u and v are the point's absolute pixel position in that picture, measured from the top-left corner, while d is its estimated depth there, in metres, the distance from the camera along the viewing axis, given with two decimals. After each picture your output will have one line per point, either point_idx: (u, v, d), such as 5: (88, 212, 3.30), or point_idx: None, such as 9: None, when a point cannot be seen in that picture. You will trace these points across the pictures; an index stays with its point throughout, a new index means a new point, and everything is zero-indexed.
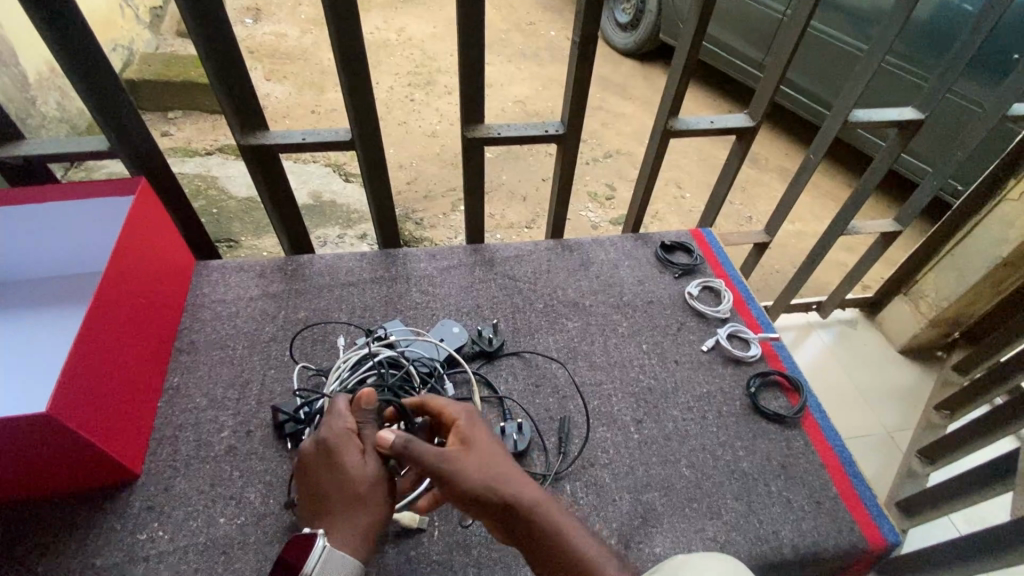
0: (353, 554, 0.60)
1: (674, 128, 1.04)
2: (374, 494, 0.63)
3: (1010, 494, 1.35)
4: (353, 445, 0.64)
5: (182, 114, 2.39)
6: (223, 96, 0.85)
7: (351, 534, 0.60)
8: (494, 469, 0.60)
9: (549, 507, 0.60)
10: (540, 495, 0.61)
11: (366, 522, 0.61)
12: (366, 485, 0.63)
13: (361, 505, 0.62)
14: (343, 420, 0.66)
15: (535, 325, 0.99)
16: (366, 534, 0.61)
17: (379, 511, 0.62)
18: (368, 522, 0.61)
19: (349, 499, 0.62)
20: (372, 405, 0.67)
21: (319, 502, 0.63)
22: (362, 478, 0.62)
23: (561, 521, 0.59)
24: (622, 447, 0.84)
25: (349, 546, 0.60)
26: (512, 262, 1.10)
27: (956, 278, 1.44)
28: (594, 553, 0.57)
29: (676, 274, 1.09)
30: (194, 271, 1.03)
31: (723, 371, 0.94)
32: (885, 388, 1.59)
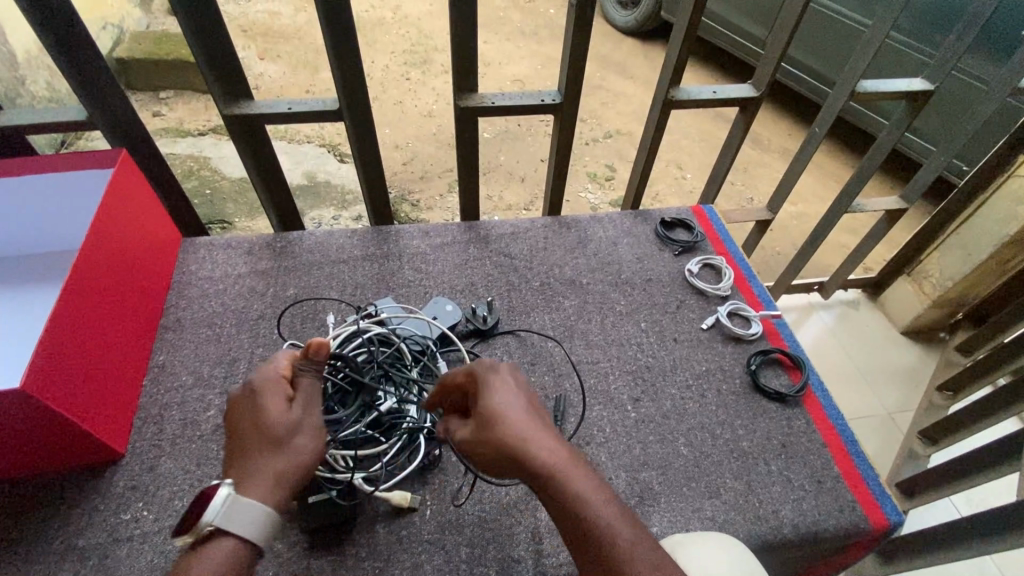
0: (266, 503, 0.54)
1: (675, 99, 1.00)
2: (298, 439, 0.58)
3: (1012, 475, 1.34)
4: (280, 390, 0.61)
5: (174, 94, 2.34)
6: (203, 63, 0.81)
7: (267, 483, 0.55)
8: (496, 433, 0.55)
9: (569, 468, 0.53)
10: (553, 455, 0.53)
11: (285, 469, 0.57)
12: (290, 430, 0.58)
13: (283, 450, 0.57)
14: (276, 365, 0.63)
15: (531, 303, 0.97)
16: (284, 481, 0.56)
17: (301, 458, 0.58)
18: (284, 468, 0.56)
19: (269, 442, 0.57)
20: (320, 353, 0.64)
21: (235, 448, 0.58)
22: (286, 422, 0.58)
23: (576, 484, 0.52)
24: (619, 426, 0.82)
25: (262, 494, 0.54)
26: (507, 239, 1.07)
27: (962, 257, 1.41)
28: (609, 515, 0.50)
29: (676, 251, 1.06)
30: (180, 249, 1.01)
31: (723, 349, 0.92)
32: (887, 368, 1.57)
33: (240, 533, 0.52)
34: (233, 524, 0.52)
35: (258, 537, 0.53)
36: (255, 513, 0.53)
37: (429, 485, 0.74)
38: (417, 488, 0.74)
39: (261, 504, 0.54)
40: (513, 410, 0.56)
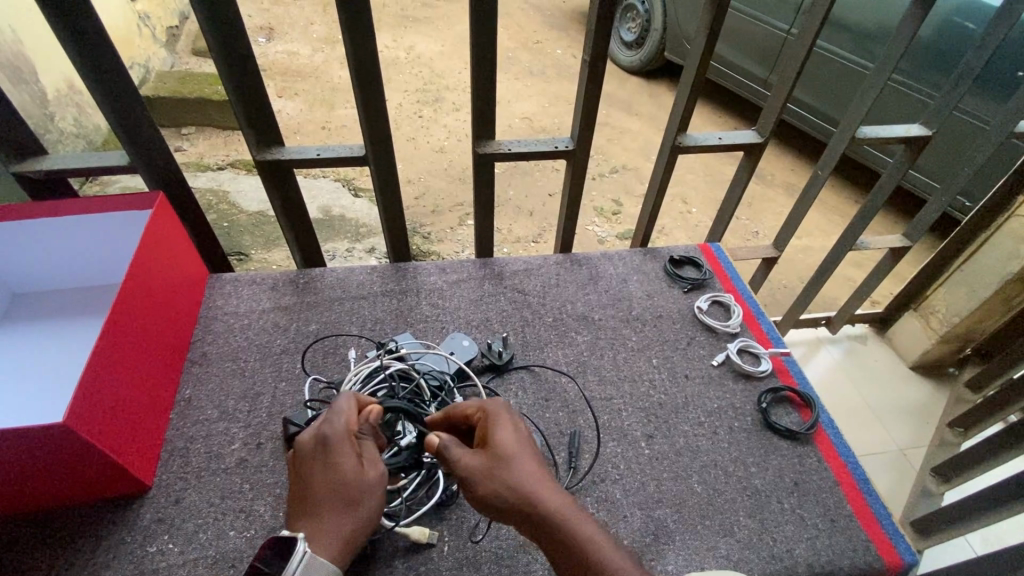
0: (332, 561, 0.60)
1: (681, 144, 1.05)
2: (364, 502, 0.63)
3: None
4: (350, 451, 0.64)
5: (195, 130, 2.44)
6: (240, 114, 0.87)
7: (337, 539, 0.61)
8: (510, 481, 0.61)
9: (561, 510, 0.60)
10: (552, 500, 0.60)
11: (350, 526, 0.61)
12: (358, 493, 0.63)
13: (349, 511, 0.62)
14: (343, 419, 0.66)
15: (545, 339, 0.99)
16: (350, 538, 0.61)
17: (368, 518, 0.63)
18: (351, 529, 0.61)
19: (329, 504, 0.62)
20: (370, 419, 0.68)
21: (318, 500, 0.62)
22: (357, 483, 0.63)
23: (575, 524, 0.59)
24: (633, 462, 0.83)
25: (329, 551, 0.60)
26: (521, 276, 1.11)
27: (966, 293, 1.43)
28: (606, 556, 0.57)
29: (685, 288, 1.09)
30: (207, 285, 1.05)
31: (733, 387, 0.94)
32: (897, 404, 1.57)
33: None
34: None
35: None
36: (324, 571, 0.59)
37: (446, 521, 0.76)
38: (435, 524, 0.75)
39: (328, 560, 0.60)
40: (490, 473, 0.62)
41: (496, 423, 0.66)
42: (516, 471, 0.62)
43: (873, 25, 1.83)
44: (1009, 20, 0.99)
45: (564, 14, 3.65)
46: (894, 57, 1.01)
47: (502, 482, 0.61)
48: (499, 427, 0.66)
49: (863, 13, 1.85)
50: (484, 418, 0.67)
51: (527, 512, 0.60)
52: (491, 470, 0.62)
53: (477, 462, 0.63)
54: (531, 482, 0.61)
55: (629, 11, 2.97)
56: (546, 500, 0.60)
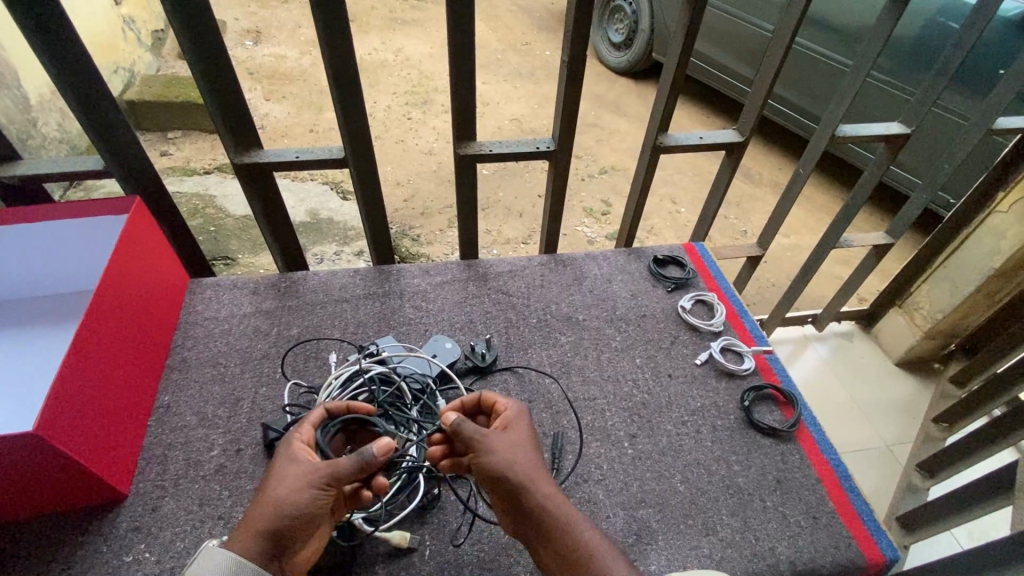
0: (234, 552, 0.54)
1: (663, 144, 1.04)
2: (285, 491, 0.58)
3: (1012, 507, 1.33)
4: (297, 451, 0.63)
5: (182, 134, 2.42)
6: (217, 118, 0.86)
7: (251, 530, 0.56)
8: (517, 469, 0.62)
9: (562, 501, 0.61)
10: (552, 492, 0.61)
11: (264, 515, 0.57)
12: (282, 484, 0.59)
13: (268, 500, 0.58)
14: (298, 430, 0.67)
15: (528, 340, 0.99)
16: (259, 532, 0.56)
17: (286, 510, 0.57)
18: (264, 519, 0.57)
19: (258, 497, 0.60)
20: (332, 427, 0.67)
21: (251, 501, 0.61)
22: (282, 476, 0.60)
23: (573, 516, 0.60)
24: (616, 462, 0.83)
25: (238, 542, 0.55)
26: (505, 277, 1.11)
27: (951, 290, 1.44)
28: (599, 549, 0.57)
29: (669, 288, 1.10)
30: (187, 290, 1.04)
31: (716, 385, 0.94)
32: (884, 401, 1.57)
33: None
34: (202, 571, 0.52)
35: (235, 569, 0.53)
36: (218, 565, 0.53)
37: (427, 525, 0.75)
38: (416, 528, 0.75)
39: (228, 551, 0.54)
40: (499, 457, 0.62)
41: (518, 417, 0.68)
42: (528, 460, 0.63)
43: (856, 24, 1.85)
44: (985, 18, 1.00)
45: (552, 16, 3.66)
46: (873, 55, 1.02)
47: (511, 467, 0.62)
48: (520, 421, 0.68)
49: (846, 12, 1.87)
50: (509, 409, 0.69)
51: (528, 495, 0.60)
52: (506, 449, 0.63)
53: (495, 439, 0.64)
54: (539, 472, 0.63)
55: (616, 13, 2.98)
56: (550, 492, 0.61)
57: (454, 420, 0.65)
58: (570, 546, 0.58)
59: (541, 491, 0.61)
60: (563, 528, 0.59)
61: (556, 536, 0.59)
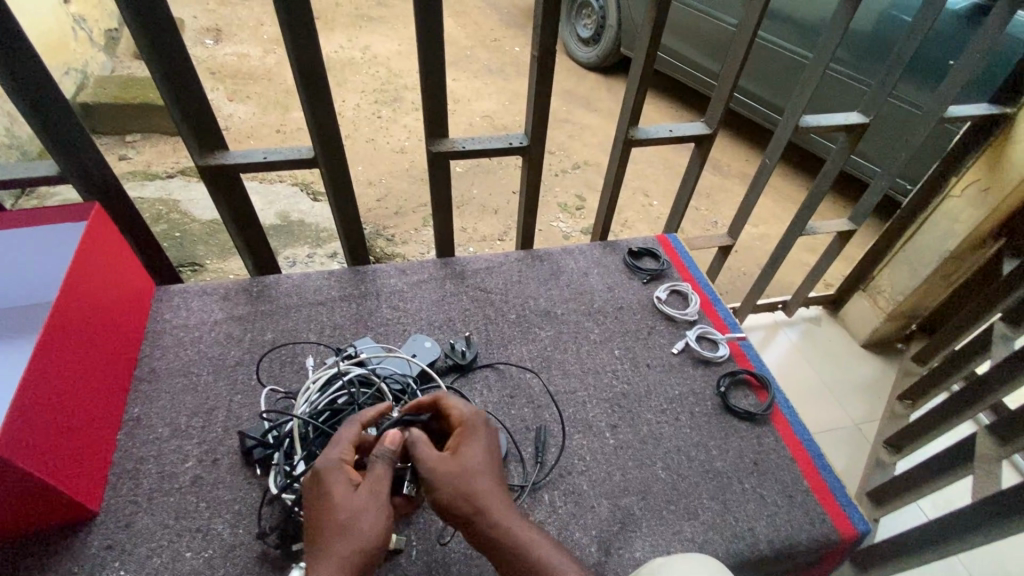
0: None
1: (634, 137, 1.05)
2: (361, 519, 0.60)
3: (970, 480, 1.40)
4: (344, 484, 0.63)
5: (141, 138, 2.33)
6: (179, 120, 0.83)
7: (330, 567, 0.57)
8: (467, 495, 0.63)
9: (509, 521, 0.63)
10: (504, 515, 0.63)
11: (350, 551, 0.58)
12: (354, 513, 0.60)
13: (340, 533, 0.59)
14: (336, 449, 0.65)
15: (508, 336, 1.00)
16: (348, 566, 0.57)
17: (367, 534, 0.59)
18: (352, 554, 0.58)
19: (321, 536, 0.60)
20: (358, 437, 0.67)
21: (313, 535, 0.59)
22: (353, 508, 0.60)
23: (522, 534, 0.62)
24: (599, 453, 0.84)
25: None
26: (483, 274, 1.11)
27: (911, 272, 1.50)
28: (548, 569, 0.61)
29: (644, 279, 1.11)
30: (154, 298, 1.00)
31: (693, 372, 0.96)
32: (853, 381, 1.62)
33: None
34: None
35: None
36: None
37: (413, 525, 0.74)
38: (402, 529, 0.74)
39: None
40: (443, 485, 0.63)
41: (473, 439, 0.68)
42: (478, 482, 0.64)
43: (815, 18, 1.90)
44: (934, 10, 1.04)
45: (521, 12, 3.65)
46: (831, 47, 1.05)
47: (456, 493, 0.63)
48: (470, 442, 0.67)
49: (806, 6, 1.92)
50: (462, 426, 0.69)
51: (477, 521, 0.62)
52: (456, 472, 0.64)
53: (443, 465, 0.65)
54: (489, 492, 0.64)
55: (583, 8, 3.00)
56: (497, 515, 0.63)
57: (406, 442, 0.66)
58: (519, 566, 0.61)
59: (490, 514, 0.63)
60: (516, 547, 0.61)
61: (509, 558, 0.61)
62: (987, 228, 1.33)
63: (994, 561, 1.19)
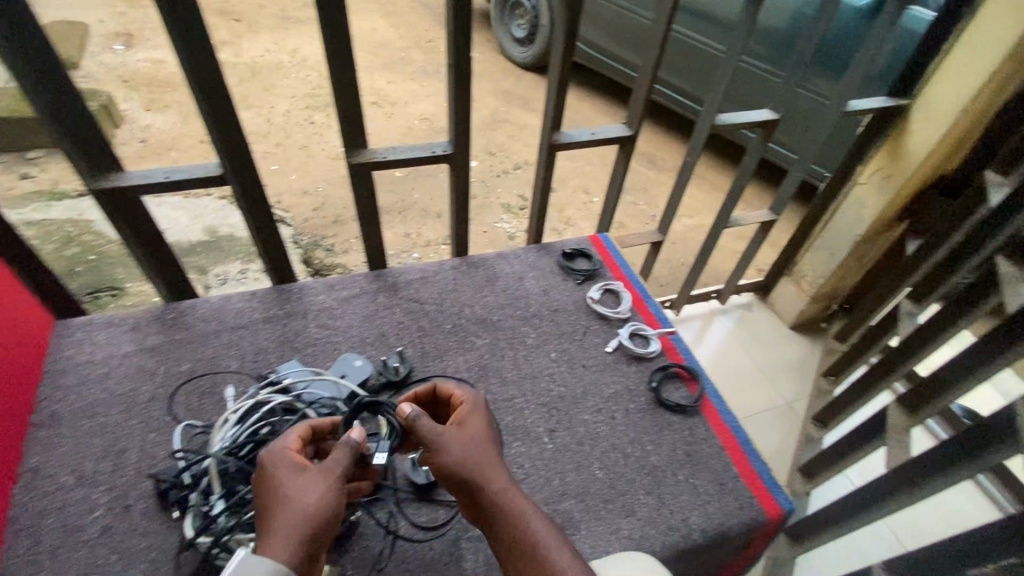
0: (276, 561, 0.51)
1: (559, 141, 1.06)
2: (309, 492, 0.57)
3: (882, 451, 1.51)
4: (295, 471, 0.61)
5: (44, 154, 2.14)
6: (63, 141, 0.76)
7: (279, 536, 0.53)
8: (472, 461, 0.64)
9: (512, 491, 0.63)
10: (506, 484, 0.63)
11: (297, 520, 0.54)
12: (302, 486, 0.57)
13: (288, 507, 0.55)
14: (285, 438, 0.65)
15: (443, 347, 0.98)
16: (295, 536, 0.53)
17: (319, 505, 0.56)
18: (300, 523, 0.54)
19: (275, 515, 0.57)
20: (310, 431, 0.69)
21: (259, 515, 0.56)
22: (299, 481, 0.58)
23: (525, 506, 0.62)
24: (537, 459, 0.84)
25: (276, 550, 0.52)
26: (416, 284, 1.08)
27: (828, 256, 1.60)
28: (551, 538, 0.59)
29: (579, 280, 1.13)
30: (53, 334, 0.92)
31: (627, 369, 0.98)
32: (783, 361, 1.71)
33: None
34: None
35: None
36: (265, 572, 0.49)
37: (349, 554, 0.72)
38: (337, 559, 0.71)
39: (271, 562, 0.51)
40: (451, 450, 0.65)
41: (475, 410, 0.71)
42: (478, 453, 0.65)
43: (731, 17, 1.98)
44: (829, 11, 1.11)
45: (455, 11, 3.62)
46: (739, 49, 1.09)
47: (464, 458, 0.64)
48: (473, 416, 0.70)
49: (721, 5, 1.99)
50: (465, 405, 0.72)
51: (482, 487, 0.62)
52: (462, 441, 0.66)
53: (449, 434, 0.66)
54: (490, 463, 0.65)
55: (516, 8, 3.00)
56: (499, 485, 0.63)
57: (411, 416, 0.67)
58: (520, 535, 0.59)
59: (495, 482, 0.63)
60: (517, 514, 0.61)
61: (510, 526, 0.60)
62: (889, 212, 1.43)
63: (914, 522, 1.27)
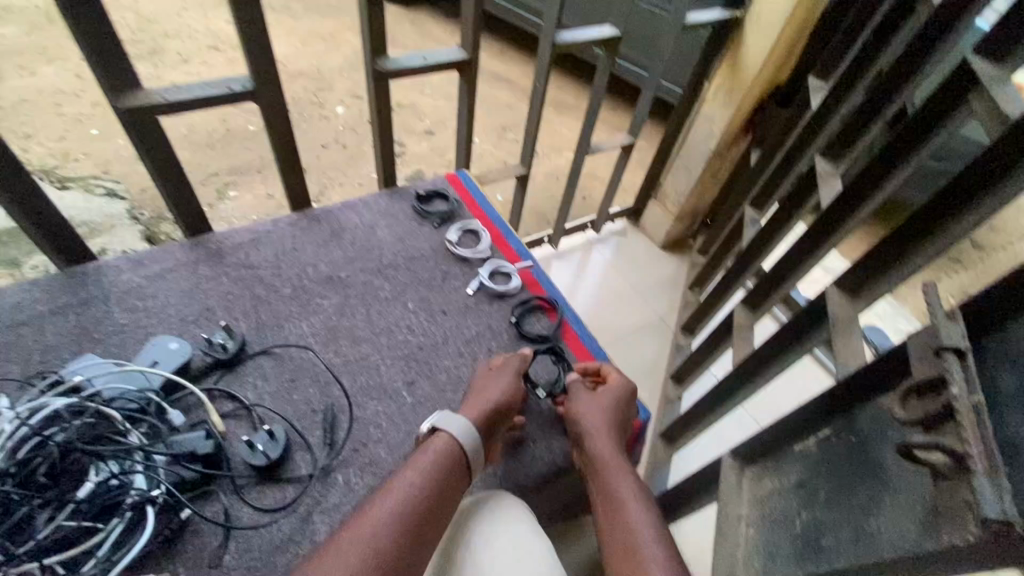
0: (468, 423, 0.71)
1: (385, 70, 0.95)
2: (500, 384, 0.79)
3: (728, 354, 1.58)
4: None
5: None
6: None
7: (475, 407, 0.74)
8: (585, 426, 0.79)
9: (614, 457, 0.75)
10: (609, 451, 0.76)
11: (493, 400, 0.76)
12: (493, 380, 0.80)
13: (499, 388, 0.78)
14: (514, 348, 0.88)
15: (284, 314, 0.88)
16: (483, 411, 0.74)
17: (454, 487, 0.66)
18: (494, 402, 0.75)
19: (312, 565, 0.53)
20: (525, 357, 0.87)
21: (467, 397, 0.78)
22: (493, 376, 0.80)
23: (618, 471, 0.74)
24: (396, 415, 0.80)
25: (470, 416, 0.72)
26: (247, 248, 0.95)
27: (688, 174, 1.67)
28: (636, 501, 0.70)
29: (436, 223, 1.06)
30: None
31: (488, 309, 0.95)
32: (657, 280, 1.80)
33: (453, 434, 0.69)
34: (449, 427, 0.69)
35: (465, 437, 0.69)
36: (461, 424, 0.70)
37: (179, 557, 0.64)
38: (164, 565, 0.63)
39: (455, 433, 0.69)
40: (584, 409, 0.80)
41: (619, 381, 0.85)
42: (602, 414, 0.80)
43: None
44: None
45: None
46: None
47: (590, 416, 0.79)
48: (616, 384, 0.84)
49: None
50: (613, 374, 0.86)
51: (592, 448, 0.76)
52: (591, 402, 0.81)
53: (586, 394, 0.83)
54: (606, 427, 0.79)
55: None
56: (605, 452, 0.76)
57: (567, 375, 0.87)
58: (613, 491, 0.71)
59: (599, 445, 0.76)
60: (612, 476, 0.73)
61: (608, 486, 0.72)
62: (734, 125, 1.49)
63: (769, 406, 1.40)
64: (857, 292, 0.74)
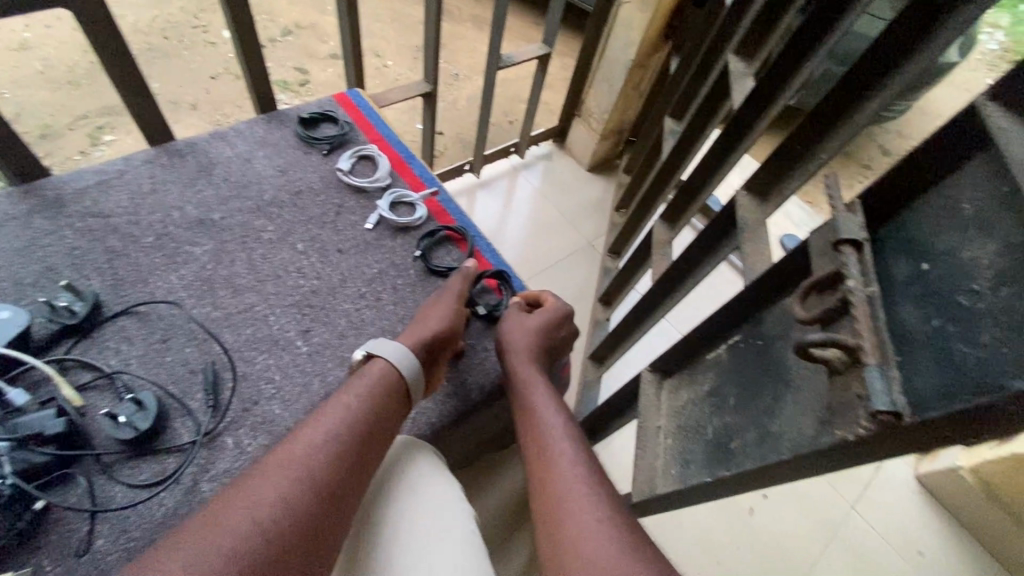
0: (407, 350, 0.66)
1: None
2: (441, 308, 0.74)
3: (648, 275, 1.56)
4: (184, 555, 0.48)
5: None
6: None
7: (417, 331, 0.70)
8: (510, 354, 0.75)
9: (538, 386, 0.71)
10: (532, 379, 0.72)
11: (435, 323, 0.71)
12: (437, 303, 0.75)
13: (440, 312, 0.73)
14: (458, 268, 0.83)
15: (147, 267, 0.76)
16: (424, 335, 0.69)
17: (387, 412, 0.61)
18: (437, 325, 0.71)
19: (228, 497, 0.48)
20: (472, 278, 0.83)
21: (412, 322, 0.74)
22: (439, 300, 0.76)
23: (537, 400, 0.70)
24: (290, 367, 0.72)
25: (408, 342, 0.68)
26: (94, 194, 0.80)
27: (609, 87, 1.57)
28: (557, 430, 0.66)
29: (325, 151, 0.94)
30: None
31: (391, 243, 0.87)
32: (584, 204, 1.75)
33: (389, 359, 0.65)
34: (385, 354, 0.65)
35: (403, 363, 0.64)
36: (397, 352, 0.65)
37: (41, 550, 0.55)
38: (23, 563, 0.54)
39: (389, 358, 0.65)
40: (511, 336, 0.76)
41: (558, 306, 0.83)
42: (526, 342, 0.76)
43: None
44: None
45: None
46: None
47: (517, 343, 0.75)
48: (554, 308, 0.82)
49: None
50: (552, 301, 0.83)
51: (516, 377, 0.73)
52: (523, 327, 0.78)
53: (519, 320, 0.79)
54: (529, 356, 0.74)
55: None
56: (528, 380, 0.72)
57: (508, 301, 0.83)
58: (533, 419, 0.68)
59: (522, 374, 0.72)
60: (532, 405, 0.69)
61: (528, 416, 0.68)
62: (656, 34, 1.41)
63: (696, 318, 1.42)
64: (766, 194, 0.71)
